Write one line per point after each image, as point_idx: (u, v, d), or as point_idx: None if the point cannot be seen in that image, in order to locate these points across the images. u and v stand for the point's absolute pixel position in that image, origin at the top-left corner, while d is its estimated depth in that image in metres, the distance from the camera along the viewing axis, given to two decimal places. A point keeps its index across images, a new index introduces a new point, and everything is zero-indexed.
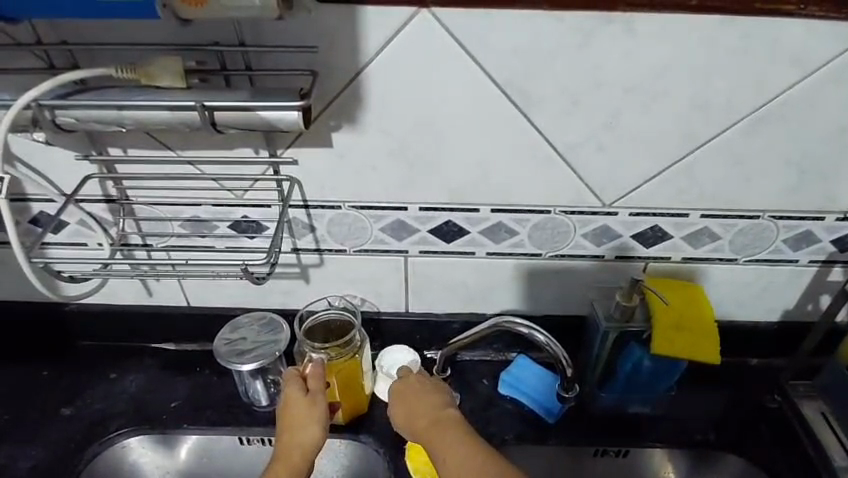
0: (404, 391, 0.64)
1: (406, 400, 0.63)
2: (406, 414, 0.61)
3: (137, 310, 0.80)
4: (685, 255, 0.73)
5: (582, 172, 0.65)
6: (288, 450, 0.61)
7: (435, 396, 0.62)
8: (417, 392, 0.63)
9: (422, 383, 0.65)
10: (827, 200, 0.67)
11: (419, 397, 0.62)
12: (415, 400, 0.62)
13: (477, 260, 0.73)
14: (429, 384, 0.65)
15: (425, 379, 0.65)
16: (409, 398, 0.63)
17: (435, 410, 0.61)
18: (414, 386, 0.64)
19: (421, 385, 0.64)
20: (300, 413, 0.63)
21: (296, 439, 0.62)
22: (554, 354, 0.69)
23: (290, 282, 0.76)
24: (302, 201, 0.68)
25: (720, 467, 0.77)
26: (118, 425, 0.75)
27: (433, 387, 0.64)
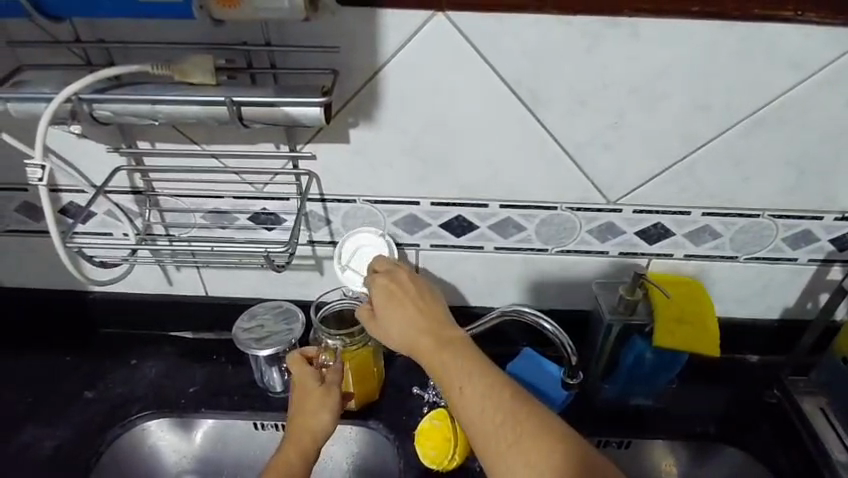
0: (394, 300, 0.60)
1: (399, 313, 0.59)
2: (403, 329, 0.58)
3: (158, 299, 0.83)
4: (688, 252, 0.75)
5: (589, 169, 0.68)
6: (301, 436, 0.63)
7: (428, 307, 0.59)
8: (410, 302, 0.60)
9: (413, 289, 0.61)
10: (826, 200, 0.70)
11: (413, 310, 0.59)
12: (409, 311, 0.59)
13: (486, 254, 0.76)
14: (420, 290, 0.61)
15: (414, 284, 0.62)
16: (400, 309, 0.60)
17: (431, 325, 0.58)
18: (406, 295, 0.60)
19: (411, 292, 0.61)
20: (316, 397, 0.65)
21: (310, 423, 0.64)
22: (560, 344, 0.70)
23: (306, 274, 0.79)
24: (319, 195, 0.71)
25: (720, 460, 0.79)
26: (138, 408, 0.78)
27: (424, 292, 0.61)
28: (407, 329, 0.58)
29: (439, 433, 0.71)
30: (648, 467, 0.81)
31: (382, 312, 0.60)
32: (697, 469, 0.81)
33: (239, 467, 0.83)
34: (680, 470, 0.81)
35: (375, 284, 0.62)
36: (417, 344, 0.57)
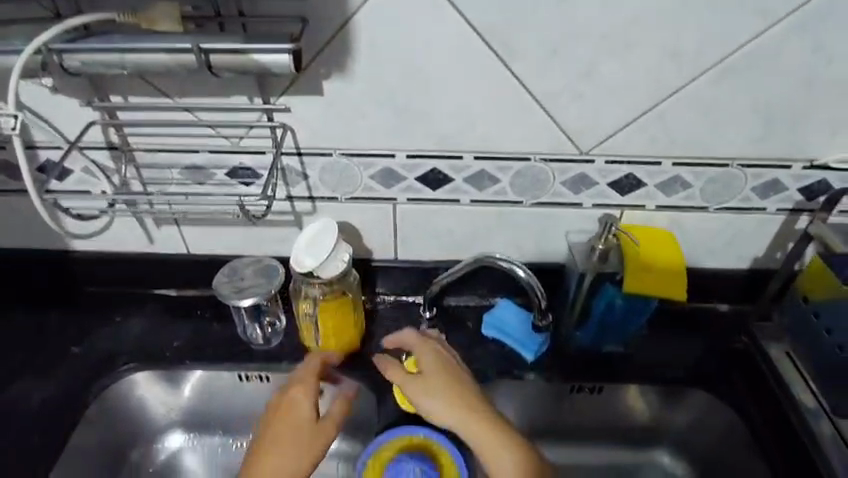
0: (425, 381, 0.68)
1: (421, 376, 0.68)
2: (438, 405, 0.66)
3: (140, 257, 0.84)
4: (658, 203, 0.77)
5: (562, 120, 0.69)
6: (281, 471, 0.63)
7: (452, 389, 0.67)
8: (431, 366, 0.69)
9: (433, 355, 0.70)
10: (794, 149, 0.71)
11: (434, 372, 0.68)
12: (432, 374, 0.68)
13: (462, 207, 0.77)
14: (440, 354, 0.71)
15: (435, 350, 0.71)
16: (431, 391, 0.67)
17: (456, 403, 0.66)
18: (432, 378, 0.68)
19: (431, 358, 0.70)
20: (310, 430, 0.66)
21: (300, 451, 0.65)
22: (533, 289, 0.72)
23: (285, 230, 0.81)
24: (295, 149, 0.72)
25: (688, 404, 0.82)
26: (124, 361, 0.80)
27: (443, 357, 0.70)
28: (443, 408, 0.66)
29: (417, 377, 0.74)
30: (622, 410, 0.85)
31: (405, 377, 0.69)
32: (667, 412, 0.84)
33: (228, 415, 0.87)
34: (651, 413, 0.85)
35: (404, 375, 0.69)
36: (453, 419, 0.65)
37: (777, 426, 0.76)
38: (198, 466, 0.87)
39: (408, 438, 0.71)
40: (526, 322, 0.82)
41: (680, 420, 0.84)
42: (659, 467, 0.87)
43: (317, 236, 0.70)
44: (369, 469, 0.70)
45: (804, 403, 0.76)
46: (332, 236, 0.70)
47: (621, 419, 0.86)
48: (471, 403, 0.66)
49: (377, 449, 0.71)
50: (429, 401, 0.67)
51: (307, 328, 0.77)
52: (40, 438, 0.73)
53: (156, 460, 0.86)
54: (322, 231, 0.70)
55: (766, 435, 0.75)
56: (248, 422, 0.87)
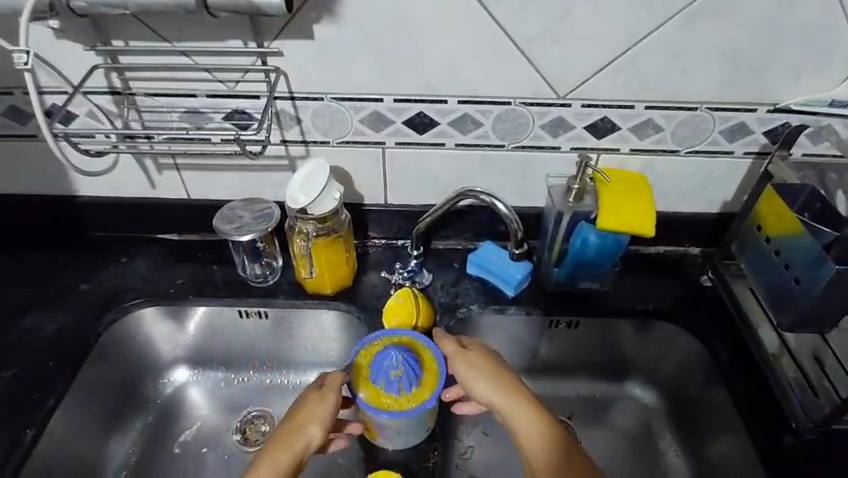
0: (472, 359, 0.69)
1: (474, 360, 0.69)
2: (484, 383, 0.67)
3: (143, 201, 0.89)
4: (632, 146, 0.81)
5: (540, 63, 0.73)
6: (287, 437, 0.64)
7: (497, 370, 0.68)
8: (482, 357, 0.70)
9: (482, 349, 0.71)
10: (760, 92, 0.75)
11: (486, 361, 0.69)
12: (484, 364, 0.69)
13: (447, 151, 0.82)
14: (490, 349, 0.72)
15: (486, 347, 0.72)
16: (478, 368, 0.68)
17: (502, 381, 0.67)
18: (479, 357, 0.69)
19: (482, 350, 0.71)
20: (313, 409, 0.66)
21: (311, 426, 0.65)
22: (510, 221, 0.80)
23: (280, 174, 0.85)
24: (288, 93, 0.76)
25: (659, 337, 0.88)
26: (131, 297, 0.85)
27: (491, 352, 0.71)
28: (489, 384, 0.67)
29: (404, 309, 0.79)
30: (597, 344, 0.91)
31: (457, 362, 0.70)
32: (640, 346, 0.90)
33: (230, 351, 0.93)
34: (625, 347, 0.91)
35: (454, 349, 0.70)
36: (497, 395, 0.66)
37: (743, 363, 0.80)
38: (202, 399, 0.92)
39: (397, 337, 0.74)
40: (511, 260, 0.86)
41: (651, 353, 0.90)
42: (631, 398, 0.93)
43: (309, 178, 0.74)
44: (357, 359, 0.71)
45: (768, 346, 0.80)
46: (325, 176, 0.74)
47: (596, 353, 0.92)
48: (515, 382, 0.68)
49: (369, 343, 0.73)
50: (475, 379, 0.68)
51: (303, 262, 0.81)
52: (54, 364, 0.78)
53: (163, 393, 0.92)
54: (313, 173, 0.74)
55: (724, 361, 0.81)
56: (248, 357, 0.93)
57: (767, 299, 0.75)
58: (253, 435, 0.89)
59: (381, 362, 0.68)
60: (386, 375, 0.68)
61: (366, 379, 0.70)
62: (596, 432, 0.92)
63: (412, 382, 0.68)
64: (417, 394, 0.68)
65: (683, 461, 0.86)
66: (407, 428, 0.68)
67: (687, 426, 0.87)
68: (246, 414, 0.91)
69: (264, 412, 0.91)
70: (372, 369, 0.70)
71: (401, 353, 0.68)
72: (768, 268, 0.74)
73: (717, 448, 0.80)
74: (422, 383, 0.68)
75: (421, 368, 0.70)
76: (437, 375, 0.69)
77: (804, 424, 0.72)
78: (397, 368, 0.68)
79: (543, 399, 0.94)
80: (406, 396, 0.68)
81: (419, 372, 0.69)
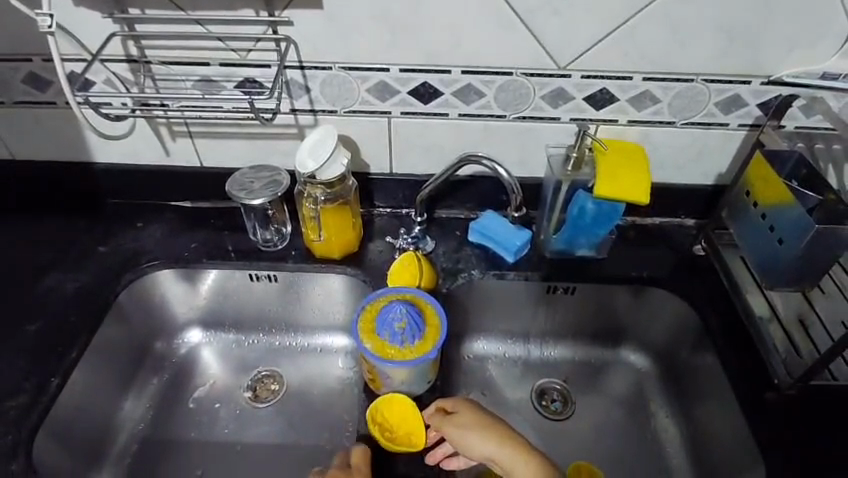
0: (464, 417, 0.70)
1: (465, 419, 0.70)
2: (487, 444, 0.68)
3: (157, 168, 0.92)
4: (630, 117, 0.84)
5: (541, 35, 0.75)
6: None
7: (484, 421, 0.70)
8: (471, 415, 0.71)
9: (473, 407, 0.72)
10: (753, 65, 0.77)
11: (472, 417, 0.70)
12: (475, 421, 0.70)
13: (450, 121, 0.85)
14: (481, 407, 0.72)
15: (476, 404, 0.73)
16: (472, 428, 0.69)
17: (499, 437, 0.69)
18: (466, 415, 0.70)
19: (477, 412, 0.71)
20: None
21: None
22: (505, 182, 0.84)
23: (289, 143, 0.88)
24: (298, 62, 0.79)
25: (653, 304, 0.92)
26: (148, 259, 0.89)
27: (486, 413, 0.71)
28: (487, 441, 0.68)
29: (408, 272, 0.83)
30: (593, 310, 0.94)
31: (448, 423, 0.70)
32: (634, 312, 0.94)
33: (241, 314, 0.97)
34: (620, 313, 0.94)
35: (444, 422, 0.70)
36: (503, 454, 0.67)
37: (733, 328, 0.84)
38: (214, 359, 0.97)
39: (401, 294, 0.78)
40: (510, 227, 0.90)
41: (645, 319, 0.94)
42: (625, 363, 0.97)
43: (314, 145, 0.77)
44: (364, 313, 0.75)
45: (758, 315, 0.83)
46: (332, 141, 0.77)
47: (592, 318, 0.96)
48: (508, 440, 0.68)
49: (374, 299, 0.77)
50: (473, 438, 0.69)
51: (311, 226, 0.85)
52: (76, 319, 0.82)
53: (178, 352, 0.96)
54: (319, 140, 0.77)
55: (713, 325, 0.84)
56: (259, 321, 0.97)
57: (757, 264, 0.78)
58: (263, 393, 0.93)
59: (386, 315, 0.73)
60: (390, 327, 0.72)
61: (371, 331, 0.74)
62: (591, 394, 0.96)
63: (415, 334, 0.72)
64: (419, 345, 0.72)
65: (673, 421, 0.90)
66: (409, 376, 0.73)
67: (677, 389, 0.91)
68: (257, 374, 0.96)
69: (273, 372, 0.96)
70: (377, 321, 0.74)
71: (404, 306, 0.72)
72: (757, 235, 0.77)
73: (704, 407, 0.84)
74: (425, 336, 0.73)
75: (423, 322, 0.74)
76: (439, 328, 0.73)
77: (785, 380, 0.76)
78: (401, 320, 0.72)
79: (541, 363, 0.98)
80: (409, 347, 0.72)
81: (421, 325, 0.73)
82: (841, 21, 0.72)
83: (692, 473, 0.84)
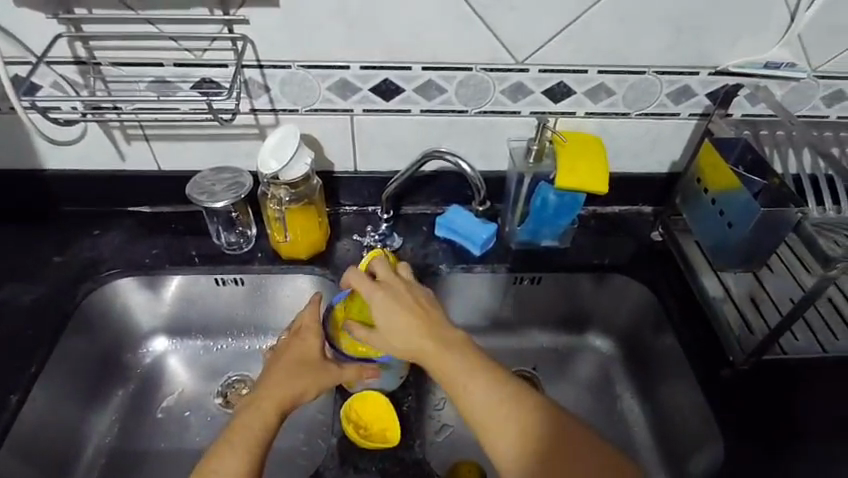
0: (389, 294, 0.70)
1: (414, 328, 0.68)
2: (400, 326, 0.68)
3: (112, 174, 0.89)
4: (587, 110, 0.86)
5: (498, 30, 0.76)
6: (277, 388, 0.68)
7: (411, 305, 0.69)
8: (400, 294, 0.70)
9: (427, 307, 0.70)
10: (701, 57, 0.81)
11: (399, 298, 0.70)
12: (400, 302, 0.69)
13: (413, 118, 0.85)
14: (410, 292, 0.71)
15: (404, 287, 0.71)
16: (396, 309, 0.69)
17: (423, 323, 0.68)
18: (395, 292, 0.70)
19: (428, 306, 0.71)
20: (311, 367, 0.71)
21: (274, 402, 0.66)
22: (469, 178, 0.85)
23: (251, 143, 0.87)
24: (256, 60, 0.77)
25: (615, 290, 0.94)
26: (107, 268, 0.86)
27: (413, 300, 0.70)
28: (402, 324, 0.68)
29: None
30: (560, 298, 0.97)
31: (395, 313, 0.68)
32: (598, 298, 0.97)
33: (208, 319, 0.95)
34: (584, 299, 0.97)
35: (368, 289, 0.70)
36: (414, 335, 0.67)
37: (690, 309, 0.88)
38: (182, 366, 0.95)
39: None
40: (475, 221, 0.92)
41: (607, 304, 0.97)
42: (591, 347, 1.00)
43: (276, 145, 0.76)
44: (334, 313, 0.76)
45: (713, 295, 0.87)
46: (295, 141, 0.76)
47: (558, 306, 0.98)
48: (426, 326, 0.68)
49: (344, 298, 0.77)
50: (392, 317, 0.68)
51: (278, 227, 0.84)
52: (33, 333, 0.79)
53: (143, 362, 0.94)
54: (281, 140, 0.76)
55: (671, 306, 0.88)
56: (227, 325, 0.96)
57: (709, 246, 0.82)
58: (234, 398, 0.92)
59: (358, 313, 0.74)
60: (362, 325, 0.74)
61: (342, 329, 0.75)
62: (560, 381, 0.99)
63: None
64: None
65: (637, 400, 0.93)
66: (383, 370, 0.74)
67: (641, 369, 0.94)
68: (227, 379, 0.94)
69: (244, 376, 0.94)
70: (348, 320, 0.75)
71: None
72: (709, 221, 0.81)
73: (664, 386, 0.88)
74: None
75: None
76: None
77: (739, 356, 0.79)
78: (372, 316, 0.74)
79: (511, 352, 1.00)
80: None
81: None
82: (780, 13, 0.76)
83: (657, 448, 0.87)
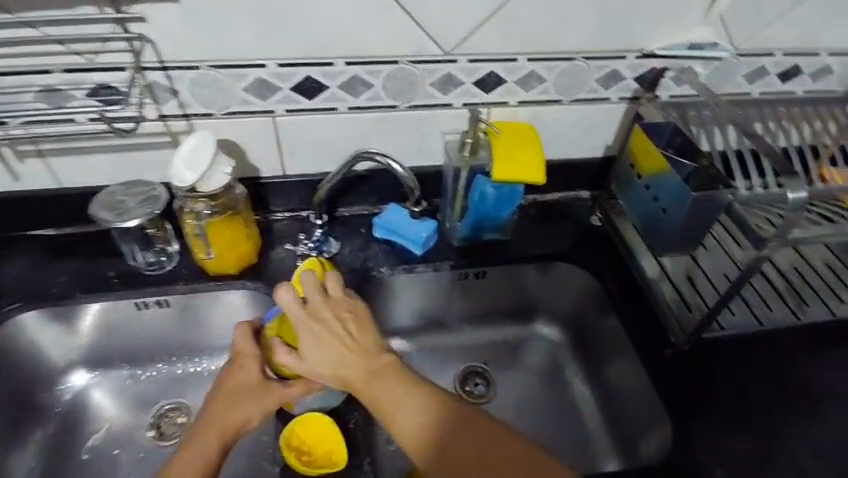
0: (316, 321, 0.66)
1: (338, 354, 0.65)
2: (322, 354, 0.65)
3: (5, 195, 0.80)
4: (520, 98, 0.85)
5: (422, 19, 0.72)
6: (217, 419, 0.65)
7: (340, 332, 0.65)
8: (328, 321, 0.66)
9: (358, 333, 0.66)
10: (627, 41, 0.80)
11: (327, 324, 0.66)
12: (326, 330, 0.66)
13: (341, 115, 0.81)
14: (341, 318, 0.67)
15: (335, 312, 0.67)
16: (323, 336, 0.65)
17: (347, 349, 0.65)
18: (323, 319, 0.66)
19: (354, 324, 0.67)
20: (251, 392, 0.67)
21: (215, 434, 0.64)
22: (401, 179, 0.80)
23: (163, 153, 0.80)
24: (159, 62, 0.70)
25: (559, 278, 0.94)
26: (9, 301, 0.77)
27: (342, 326, 0.66)
28: (325, 352, 0.65)
29: None
30: (505, 290, 0.96)
31: (321, 340, 0.65)
32: (542, 287, 0.96)
33: (133, 346, 0.87)
34: (529, 289, 0.96)
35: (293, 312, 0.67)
36: (335, 360, 0.65)
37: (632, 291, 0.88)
38: (108, 400, 0.87)
39: None
40: (413, 219, 0.88)
41: (552, 292, 0.97)
42: (539, 336, 1.00)
43: (190, 154, 0.69)
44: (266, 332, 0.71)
45: (651, 277, 0.88)
46: (210, 149, 0.70)
47: (504, 298, 0.97)
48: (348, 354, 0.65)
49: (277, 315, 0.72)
50: (317, 345, 0.65)
51: (198, 244, 0.77)
52: None
53: (63, 400, 0.85)
54: (195, 149, 0.70)
55: (614, 290, 0.88)
56: (155, 351, 0.89)
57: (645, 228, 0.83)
58: (168, 429, 0.85)
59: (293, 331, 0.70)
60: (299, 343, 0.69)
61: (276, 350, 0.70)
62: (511, 372, 0.98)
63: None
64: None
65: (586, 385, 0.94)
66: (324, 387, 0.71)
67: (588, 355, 0.95)
68: (160, 408, 0.87)
69: (178, 403, 0.88)
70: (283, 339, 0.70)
71: None
72: (644, 205, 0.82)
73: (611, 370, 0.89)
74: None
75: None
76: None
77: (680, 336, 0.81)
78: None
79: (460, 348, 0.99)
80: None
81: None
82: None
83: (608, 430, 0.88)
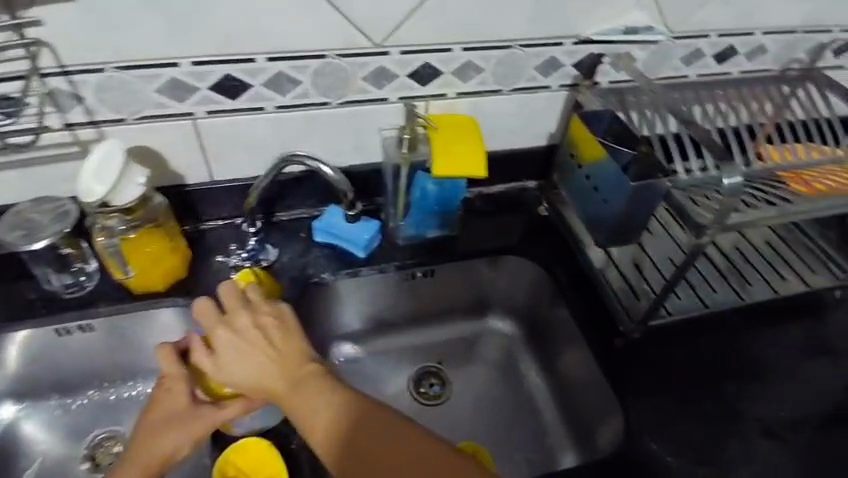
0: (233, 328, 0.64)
1: (257, 363, 0.62)
2: (240, 362, 0.62)
3: None
4: (458, 90, 0.82)
5: (348, 10, 0.68)
6: (145, 451, 0.60)
7: (260, 340, 0.63)
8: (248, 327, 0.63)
9: (279, 338, 0.63)
10: (563, 27, 0.78)
11: (247, 331, 0.63)
12: (245, 337, 0.63)
13: (269, 115, 0.76)
14: (261, 323, 0.64)
15: (254, 318, 0.64)
16: (241, 343, 0.63)
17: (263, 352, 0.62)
18: (241, 326, 0.64)
19: (277, 332, 0.63)
20: (180, 419, 0.61)
21: (143, 466, 0.59)
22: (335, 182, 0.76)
23: (74, 165, 0.73)
24: (57, 66, 0.63)
25: (508, 271, 0.92)
26: None
27: (261, 334, 0.63)
28: (241, 361, 0.62)
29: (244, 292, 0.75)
30: (455, 287, 0.93)
31: (237, 349, 0.63)
32: (493, 281, 0.94)
33: (57, 374, 0.80)
34: (480, 284, 0.94)
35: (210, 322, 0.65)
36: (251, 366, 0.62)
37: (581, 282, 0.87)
38: (34, 435, 0.80)
39: None
40: (354, 221, 0.84)
41: (502, 285, 0.95)
42: (493, 331, 0.98)
43: (97, 167, 0.63)
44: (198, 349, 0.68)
45: (599, 266, 0.87)
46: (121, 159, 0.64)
47: (455, 295, 0.95)
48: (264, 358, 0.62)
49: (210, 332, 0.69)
50: (235, 354, 0.63)
51: (113, 263, 0.71)
52: None
53: None
54: (105, 160, 0.63)
55: (563, 281, 0.87)
56: (83, 377, 0.82)
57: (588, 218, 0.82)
58: (104, 459, 0.79)
59: None
60: None
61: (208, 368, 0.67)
62: (466, 370, 0.96)
63: None
64: None
65: (541, 377, 0.93)
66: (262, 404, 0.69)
67: (541, 348, 0.94)
68: (93, 438, 0.81)
69: (113, 432, 0.82)
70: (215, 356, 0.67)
71: None
72: (587, 194, 0.81)
73: (564, 362, 0.88)
74: None
75: None
76: None
77: (629, 325, 0.81)
78: None
79: (413, 349, 0.96)
80: None
81: None
82: None
83: (564, 422, 0.88)
